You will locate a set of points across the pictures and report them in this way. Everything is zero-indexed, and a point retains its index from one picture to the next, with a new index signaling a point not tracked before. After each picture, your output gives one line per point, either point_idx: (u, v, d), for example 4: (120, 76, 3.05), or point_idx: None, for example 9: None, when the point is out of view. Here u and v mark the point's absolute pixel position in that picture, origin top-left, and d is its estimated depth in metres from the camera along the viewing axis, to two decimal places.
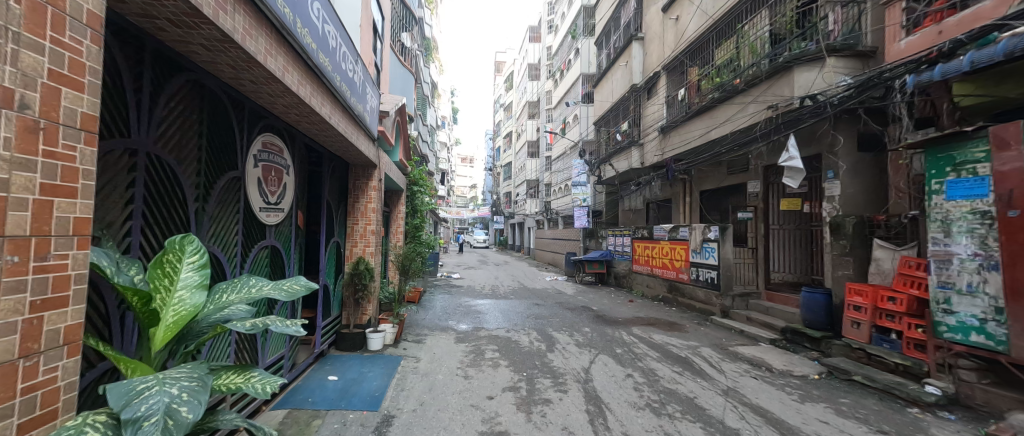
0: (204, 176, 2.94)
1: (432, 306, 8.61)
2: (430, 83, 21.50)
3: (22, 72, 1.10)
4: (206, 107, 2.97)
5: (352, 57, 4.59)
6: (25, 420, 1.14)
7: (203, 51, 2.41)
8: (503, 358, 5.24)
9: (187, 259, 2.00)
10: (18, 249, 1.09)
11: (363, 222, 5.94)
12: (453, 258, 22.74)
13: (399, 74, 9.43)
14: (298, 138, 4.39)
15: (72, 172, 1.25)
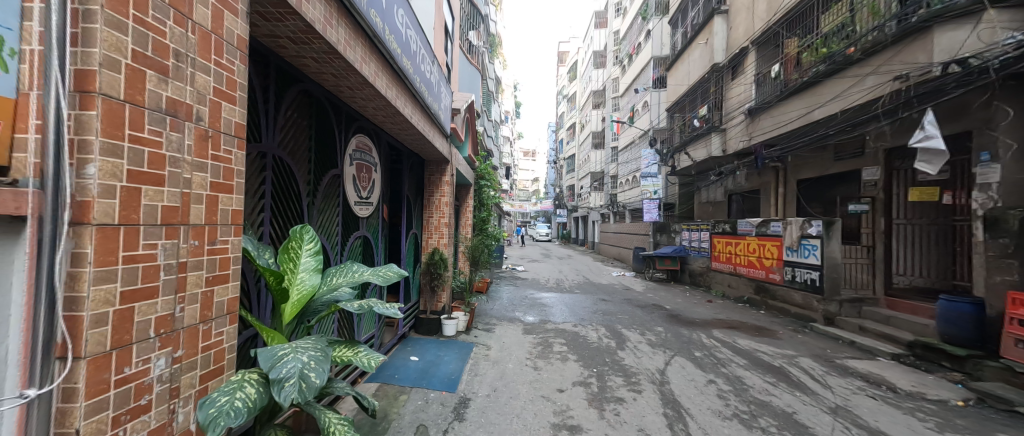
0: (313, 174, 3.34)
1: (499, 297, 8.82)
2: (495, 78, 21.79)
3: (198, 91, 1.34)
4: (314, 113, 3.37)
5: (429, 59, 4.84)
6: (205, 372, 1.41)
7: (313, 63, 2.74)
8: (571, 352, 5.19)
9: (306, 247, 2.29)
10: (198, 235, 1.35)
11: (437, 215, 6.27)
12: (516, 250, 23.06)
13: (467, 71, 9.70)
14: (383, 138, 4.78)
15: (230, 172, 1.51)
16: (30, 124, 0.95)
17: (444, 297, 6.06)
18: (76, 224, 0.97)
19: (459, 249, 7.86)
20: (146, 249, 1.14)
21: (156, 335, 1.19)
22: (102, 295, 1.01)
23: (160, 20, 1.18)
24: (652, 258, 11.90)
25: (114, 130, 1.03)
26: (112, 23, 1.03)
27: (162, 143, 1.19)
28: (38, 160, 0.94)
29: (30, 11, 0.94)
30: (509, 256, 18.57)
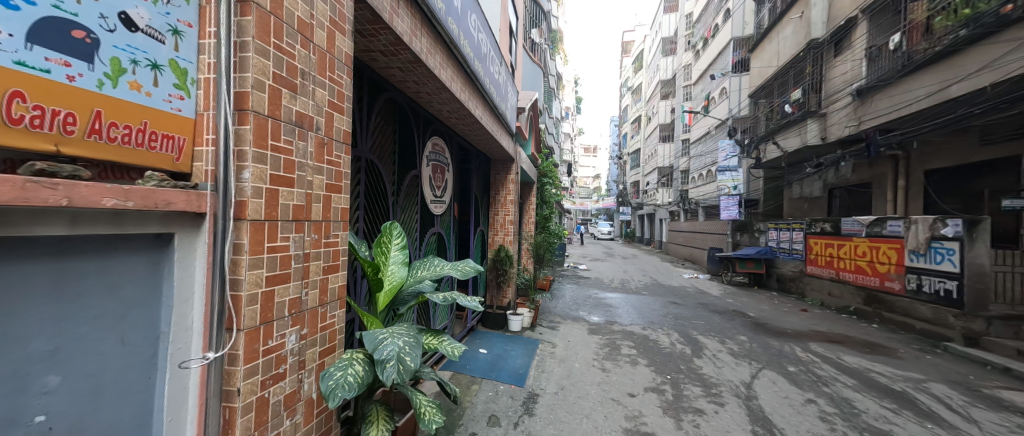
0: (396, 175, 3.61)
1: (562, 295, 8.70)
2: (557, 75, 21.38)
3: (317, 104, 1.52)
4: (397, 119, 3.64)
5: (497, 60, 4.94)
6: (322, 349, 1.59)
7: (399, 73, 2.98)
8: (642, 356, 4.94)
9: (395, 242, 2.48)
10: (317, 229, 1.52)
11: (503, 213, 6.35)
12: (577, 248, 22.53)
13: (529, 69, 9.69)
14: (455, 139, 4.99)
15: (340, 174, 1.68)
16: (204, 138, 1.14)
17: (509, 294, 6.15)
18: (237, 220, 1.16)
19: (522, 246, 7.88)
20: (282, 241, 1.32)
21: (289, 315, 1.37)
22: (254, 278, 1.19)
23: (290, 44, 1.35)
24: (731, 260, 10.60)
25: (260, 142, 1.21)
26: (258, 51, 1.20)
27: (292, 150, 1.37)
28: (212, 168, 1.13)
29: (204, 46, 1.14)
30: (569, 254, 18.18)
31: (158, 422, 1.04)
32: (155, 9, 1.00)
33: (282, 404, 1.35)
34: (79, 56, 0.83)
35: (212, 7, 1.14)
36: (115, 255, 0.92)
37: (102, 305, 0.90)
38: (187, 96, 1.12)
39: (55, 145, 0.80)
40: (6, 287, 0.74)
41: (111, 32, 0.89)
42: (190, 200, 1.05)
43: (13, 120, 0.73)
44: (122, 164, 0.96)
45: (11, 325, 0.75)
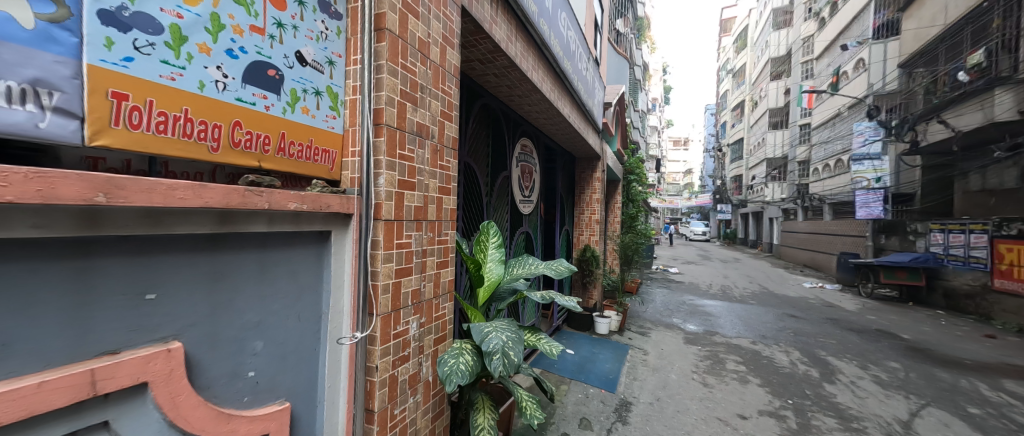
0: (489, 176, 3.71)
1: (652, 299, 8.10)
2: (643, 64, 19.82)
3: (434, 115, 1.66)
4: (491, 123, 3.74)
5: (585, 56, 4.82)
6: (436, 337, 1.73)
7: (494, 79, 3.11)
8: (753, 374, 4.32)
9: (492, 241, 2.55)
10: (432, 228, 1.66)
11: (589, 212, 6.12)
12: (665, 249, 20.75)
13: (617, 63, 9.16)
14: (542, 138, 4.95)
15: (449, 177, 1.80)
16: (349, 150, 1.33)
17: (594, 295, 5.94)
18: (375, 219, 1.33)
19: (607, 246, 7.48)
20: (406, 239, 1.47)
21: (411, 304, 1.52)
22: (387, 270, 1.35)
23: (413, 63, 1.50)
24: (874, 268, 8.41)
25: (391, 151, 1.36)
26: (390, 72, 1.36)
27: (413, 158, 1.52)
28: (356, 176, 1.31)
29: (350, 73, 1.34)
30: (659, 256, 16.76)
31: (322, 386, 1.24)
32: (317, 46, 1.21)
33: (407, 382, 1.52)
34: (271, 89, 1.03)
35: (357, 38, 1.33)
36: (296, 247, 1.12)
37: (287, 288, 1.09)
38: (338, 116, 1.32)
39: (257, 161, 1.01)
40: (230, 269, 0.92)
41: (290, 69, 1.10)
42: (342, 203, 1.23)
43: (235, 143, 0.94)
44: (295, 173, 1.16)
45: (234, 300, 0.93)
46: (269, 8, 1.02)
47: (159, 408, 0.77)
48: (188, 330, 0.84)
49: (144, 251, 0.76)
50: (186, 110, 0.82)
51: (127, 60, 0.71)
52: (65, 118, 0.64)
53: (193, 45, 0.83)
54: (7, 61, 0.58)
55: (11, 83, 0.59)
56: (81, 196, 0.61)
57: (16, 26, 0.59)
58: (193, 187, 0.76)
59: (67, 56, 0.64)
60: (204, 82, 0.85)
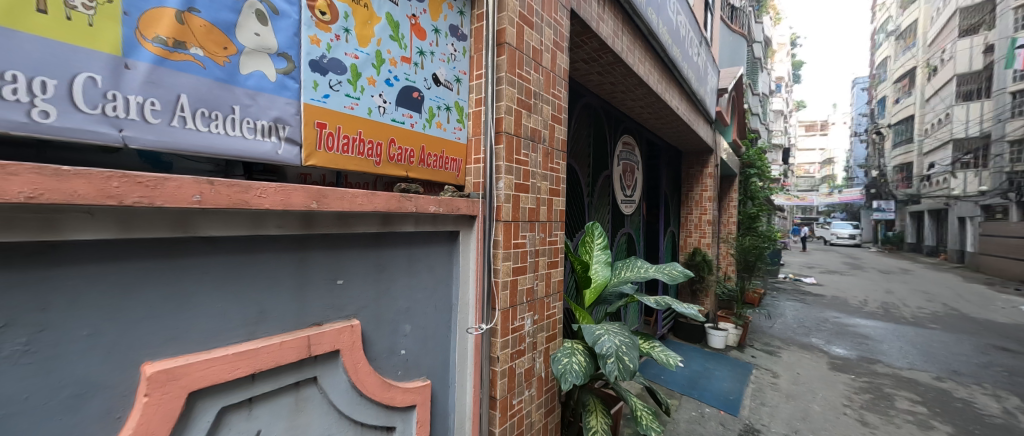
0: (592, 176, 3.53)
1: (780, 314, 6.87)
2: (764, 38, 16.86)
3: (546, 119, 1.70)
4: (593, 123, 3.55)
5: (696, 41, 4.39)
6: (547, 334, 1.76)
7: (598, 77, 3.04)
8: (939, 420, 3.36)
9: (598, 241, 2.46)
10: (543, 230, 1.71)
11: (699, 212, 5.41)
12: (797, 254, 17.42)
13: (734, 43, 8.03)
14: (644, 134, 4.59)
15: (559, 179, 1.82)
16: (472, 158, 1.45)
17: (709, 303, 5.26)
18: (496, 221, 1.42)
19: (721, 250, 6.59)
20: (521, 239, 1.54)
21: (526, 302, 1.58)
22: (505, 268, 1.44)
23: (528, 72, 1.57)
24: None
25: (509, 157, 1.45)
26: (509, 82, 1.44)
27: (528, 162, 1.58)
28: (479, 180, 1.42)
29: (473, 87, 1.46)
30: (789, 263, 14.10)
31: (453, 370, 1.38)
32: (448, 66, 1.36)
33: (523, 376, 1.58)
34: (415, 109, 1.20)
35: (480, 55, 1.44)
36: (433, 245, 1.27)
37: (426, 279, 1.25)
38: (463, 127, 1.45)
39: (405, 171, 1.17)
40: (387, 261, 1.09)
41: (428, 89, 1.26)
42: (469, 205, 1.35)
43: (390, 157, 1.11)
44: (431, 180, 1.32)
45: (390, 288, 1.10)
46: (414, 39, 1.19)
47: (346, 372, 0.95)
48: (362, 311, 1.02)
49: (336, 246, 0.94)
50: (360, 132, 1.00)
51: (325, 96, 0.91)
52: (291, 145, 0.85)
53: (364, 79, 1.01)
54: (261, 105, 0.78)
55: (263, 122, 0.79)
56: (304, 203, 0.79)
57: (266, 80, 0.80)
58: (368, 195, 0.93)
59: (293, 98, 0.84)
60: (370, 108, 1.04)
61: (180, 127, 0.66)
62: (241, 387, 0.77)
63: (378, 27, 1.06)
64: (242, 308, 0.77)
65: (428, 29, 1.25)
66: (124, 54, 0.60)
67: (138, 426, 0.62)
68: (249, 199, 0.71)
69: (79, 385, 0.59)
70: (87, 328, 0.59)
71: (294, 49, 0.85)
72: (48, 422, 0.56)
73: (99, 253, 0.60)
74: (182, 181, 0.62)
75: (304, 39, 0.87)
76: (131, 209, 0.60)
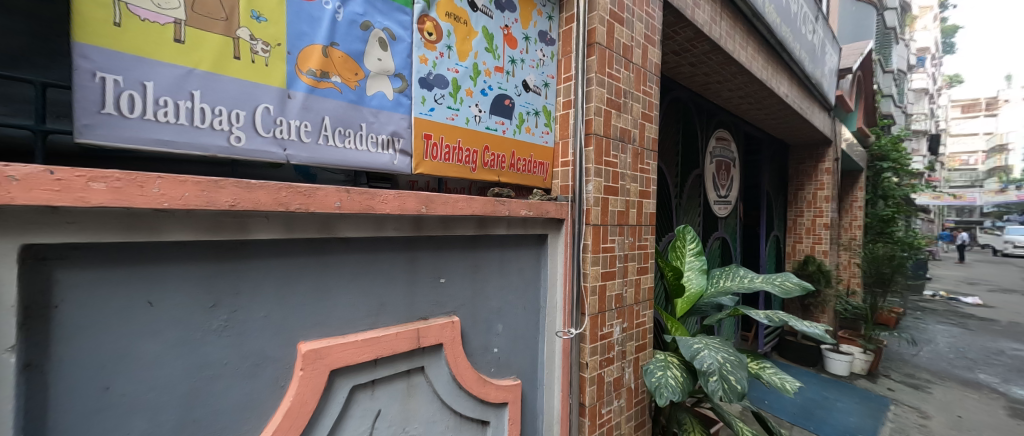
0: (681, 176, 3.21)
1: (929, 339, 5.55)
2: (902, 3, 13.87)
3: (636, 119, 1.62)
4: (682, 118, 3.24)
5: (811, 17, 3.79)
6: (638, 344, 1.67)
7: (689, 68, 2.79)
8: None
9: (690, 245, 2.18)
10: (633, 233, 1.62)
11: (812, 214, 4.61)
12: (951, 267, 13.92)
13: (861, 13, 6.75)
14: (743, 127, 4.09)
15: (650, 180, 1.71)
16: (559, 161, 1.45)
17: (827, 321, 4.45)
18: (585, 224, 1.40)
19: (842, 259, 5.55)
20: (610, 243, 1.49)
21: (615, 308, 1.52)
22: (594, 273, 1.41)
23: (618, 70, 1.51)
24: None
25: (599, 159, 1.41)
26: (599, 82, 1.41)
27: (617, 163, 1.52)
28: (567, 184, 1.41)
29: (561, 90, 1.46)
30: (940, 278, 11.33)
31: (542, 372, 1.39)
32: (537, 72, 1.38)
33: (612, 385, 1.52)
34: (507, 116, 1.24)
35: (568, 58, 1.44)
36: (523, 248, 1.30)
37: (517, 281, 1.28)
38: (550, 131, 1.45)
39: (497, 176, 1.22)
40: (482, 262, 1.14)
41: (519, 96, 1.29)
42: (558, 209, 1.36)
43: (484, 163, 1.16)
44: (521, 184, 1.35)
45: (484, 287, 1.16)
46: (506, 48, 1.24)
47: (448, 364, 1.02)
48: (460, 309, 1.09)
49: (440, 248, 1.02)
50: (459, 141, 1.08)
51: (431, 110, 1.00)
52: (405, 156, 0.94)
53: (463, 91, 1.08)
54: (382, 121, 0.89)
55: (383, 136, 0.89)
56: (416, 208, 0.87)
57: (386, 99, 0.90)
58: (468, 200, 0.99)
59: (406, 114, 0.94)
60: (468, 118, 1.10)
61: (324, 144, 0.78)
62: (367, 370, 0.87)
63: (475, 40, 1.12)
64: (367, 301, 0.87)
65: (519, 37, 1.29)
66: (286, 86, 0.73)
67: (296, 395, 0.74)
68: (374, 205, 0.80)
69: (256, 358, 0.72)
70: (262, 311, 0.72)
71: (406, 69, 0.94)
72: (237, 385, 0.70)
73: (271, 251, 0.73)
74: (327, 190, 0.73)
75: (415, 60, 0.96)
76: (291, 214, 0.72)
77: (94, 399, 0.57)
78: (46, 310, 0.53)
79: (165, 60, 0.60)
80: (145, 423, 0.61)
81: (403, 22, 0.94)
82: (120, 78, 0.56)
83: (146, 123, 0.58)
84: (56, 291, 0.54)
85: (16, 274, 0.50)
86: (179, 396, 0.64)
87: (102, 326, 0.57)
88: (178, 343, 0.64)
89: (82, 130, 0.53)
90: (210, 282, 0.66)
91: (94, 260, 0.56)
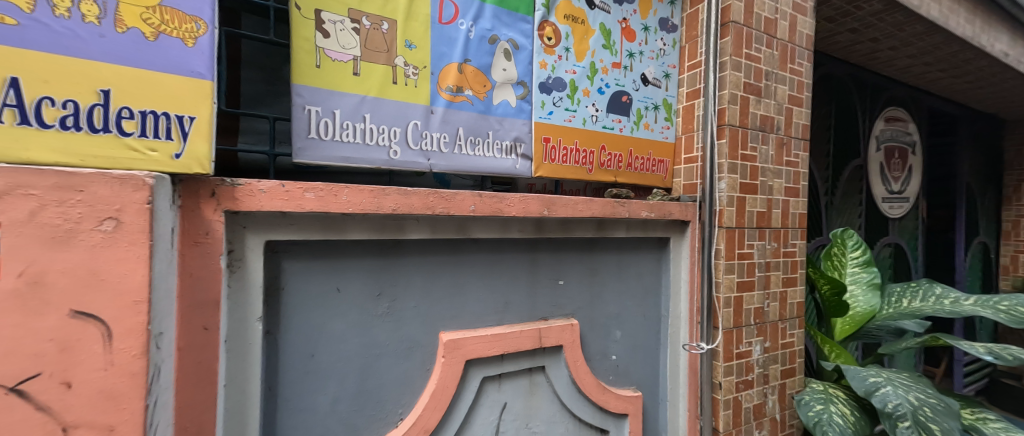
0: (833, 168, 2.54)
1: None
2: None
3: (780, 103, 1.38)
4: (835, 98, 2.54)
5: None
6: (784, 369, 1.41)
7: (848, 35, 2.15)
8: None
9: (853, 252, 1.64)
10: (777, 237, 1.38)
11: None
12: None
13: None
14: (927, 101, 3.12)
15: (798, 175, 1.44)
16: (682, 157, 1.32)
17: None
18: (716, 227, 1.24)
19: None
20: (748, 248, 1.30)
21: (754, 324, 1.31)
22: (728, 283, 1.24)
23: (758, 49, 1.31)
24: None
25: (733, 153, 1.24)
26: (734, 66, 1.24)
27: (756, 157, 1.31)
28: (694, 182, 1.27)
29: (683, 80, 1.33)
30: None
31: (664, 387, 1.29)
32: (657, 63, 1.28)
33: (751, 413, 1.32)
34: (624, 113, 1.18)
35: (692, 44, 1.31)
36: (642, 251, 1.22)
37: (636, 287, 1.21)
38: (671, 125, 1.33)
39: (614, 176, 1.17)
40: (600, 266, 1.12)
41: (637, 90, 1.22)
42: (683, 210, 1.24)
43: (601, 164, 1.13)
44: (640, 184, 1.28)
45: (603, 291, 1.13)
46: (624, 42, 1.18)
47: (568, 367, 1.02)
48: (579, 312, 1.08)
49: (559, 250, 1.03)
50: (576, 142, 1.07)
51: (550, 113, 1.01)
52: (526, 160, 0.98)
53: (580, 92, 1.07)
54: (506, 128, 0.94)
55: (507, 142, 0.94)
56: (539, 210, 0.90)
57: (509, 107, 0.95)
58: (588, 202, 0.98)
59: (527, 119, 0.98)
60: (585, 118, 1.09)
61: (459, 153, 0.86)
62: (495, 363, 0.92)
63: (593, 39, 1.10)
64: (494, 298, 0.93)
65: (638, 28, 1.22)
66: (430, 102, 0.82)
67: (440, 379, 0.83)
68: (502, 208, 0.85)
69: (409, 342, 0.83)
70: (414, 302, 0.83)
71: (527, 76, 0.98)
72: (396, 364, 0.82)
73: (419, 249, 0.83)
74: (464, 195, 0.80)
75: (535, 66, 0.99)
76: (435, 217, 0.81)
77: (304, 363, 0.73)
78: (276, 290, 0.70)
79: (346, 90, 0.73)
80: (334, 387, 0.76)
81: (525, 31, 0.97)
82: (319, 108, 0.70)
83: (335, 143, 0.72)
84: (281, 276, 0.70)
85: (262, 262, 0.66)
86: (356, 368, 0.77)
87: (309, 306, 0.73)
88: (356, 324, 0.77)
89: (297, 151, 0.68)
90: (376, 274, 0.79)
91: (303, 253, 0.72)
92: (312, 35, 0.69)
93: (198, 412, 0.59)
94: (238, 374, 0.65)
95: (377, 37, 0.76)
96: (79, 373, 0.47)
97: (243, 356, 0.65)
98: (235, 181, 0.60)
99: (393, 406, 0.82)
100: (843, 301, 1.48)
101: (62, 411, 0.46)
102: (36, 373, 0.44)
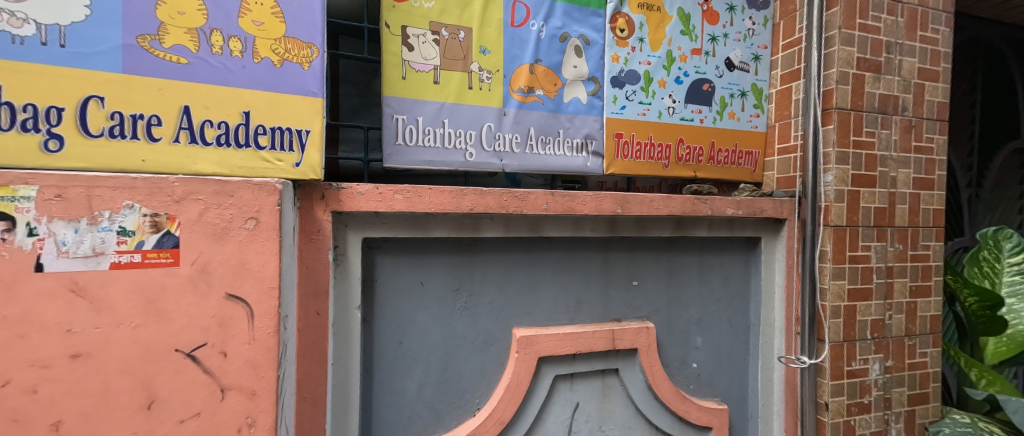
0: (980, 154, 2.07)
1: None
2: None
3: (905, 79, 1.16)
4: (986, 67, 2.07)
5: None
6: (912, 394, 1.19)
7: None
8: None
9: (1012, 256, 1.28)
10: (902, 238, 1.17)
11: None
12: None
13: None
14: None
15: (931, 163, 1.20)
16: (775, 148, 1.19)
17: None
18: (822, 226, 1.08)
19: None
20: (862, 250, 1.11)
21: (870, 338, 1.13)
22: (837, 290, 1.07)
23: (875, 17, 1.12)
24: None
25: (843, 140, 1.07)
26: (845, 41, 1.07)
27: (874, 143, 1.12)
28: (793, 175, 1.13)
29: (777, 61, 1.19)
30: None
31: (754, 402, 1.17)
32: (745, 45, 1.16)
33: None
34: (705, 103, 1.09)
35: (788, 20, 1.16)
36: (728, 253, 1.12)
37: (720, 290, 1.11)
38: (761, 113, 1.20)
39: (694, 171, 1.09)
40: (679, 267, 1.05)
41: (721, 77, 1.12)
42: (778, 207, 1.11)
43: (679, 158, 1.06)
44: (723, 179, 1.17)
45: (682, 293, 1.06)
46: (705, 26, 1.10)
47: (644, 371, 0.98)
48: (655, 315, 1.02)
49: (634, 249, 0.99)
50: (651, 136, 1.02)
51: (622, 108, 0.98)
52: (598, 157, 0.96)
53: (656, 83, 1.02)
54: (577, 126, 0.93)
55: (578, 140, 0.93)
56: (612, 208, 0.87)
57: (580, 104, 0.93)
58: (665, 199, 0.92)
59: (599, 116, 0.96)
60: (661, 111, 1.03)
61: (531, 152, 0.88)
62: (569, 362, 0.92)
63: (670, 26, 1.04)
64: (567, 297, 0.93)
65: (722, 10, 1.12)
66: (502, 104, 0.84)
67: (515, 374, 0.85)
68: (575, 206, 0.84)
69: (485, 336, 0.86)
70: (489, 298, 0.86)
71: (599, 71, 0.95)
72: (474, 356, 0.86)
73: (494, 247, 0.86)
74: (537, 194, 0.81)
75: (607, 59, 0.96)
76: (509, 216, 0.83)
77: (395, 350, 0.80)
78: (372, 283, 0.78)
79: (427, 98, 0.78)
80: (421, 373, 0.82)
81: (597, 25, 0.95)
82: (405, 117, 0.76)
83: (419, 148, 0.78)
84: (375, 270, 0.78)
85: (360, 257, 0.74)
86: (438, 357, 0.83)
87: (398, 298, 0.80)
88: (438, 316, 0.82)
89: (387, 157, 0.75)
90: (455, 270, 0.83)
91: (393, 250, 0.79)
92: (399, 50, 0.76)
93: (313, 386, 0.69)
94: (343, 355, 0.73)
95: (454, 45, 0.80)
96: (232, 345, 0.57)
97: (345, 340, 0.73)
98: (340, 185, 0.68)
99: (471, 396, 0.86)
100: (997, 315, 1.18)
101: (220, 374, 0.56)
102: (203, 342, 0.55)
